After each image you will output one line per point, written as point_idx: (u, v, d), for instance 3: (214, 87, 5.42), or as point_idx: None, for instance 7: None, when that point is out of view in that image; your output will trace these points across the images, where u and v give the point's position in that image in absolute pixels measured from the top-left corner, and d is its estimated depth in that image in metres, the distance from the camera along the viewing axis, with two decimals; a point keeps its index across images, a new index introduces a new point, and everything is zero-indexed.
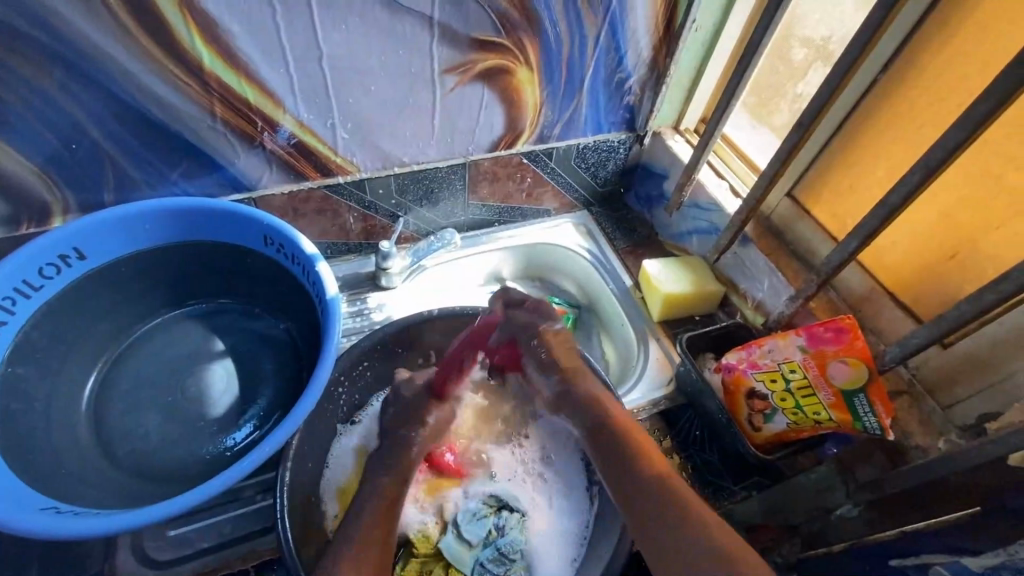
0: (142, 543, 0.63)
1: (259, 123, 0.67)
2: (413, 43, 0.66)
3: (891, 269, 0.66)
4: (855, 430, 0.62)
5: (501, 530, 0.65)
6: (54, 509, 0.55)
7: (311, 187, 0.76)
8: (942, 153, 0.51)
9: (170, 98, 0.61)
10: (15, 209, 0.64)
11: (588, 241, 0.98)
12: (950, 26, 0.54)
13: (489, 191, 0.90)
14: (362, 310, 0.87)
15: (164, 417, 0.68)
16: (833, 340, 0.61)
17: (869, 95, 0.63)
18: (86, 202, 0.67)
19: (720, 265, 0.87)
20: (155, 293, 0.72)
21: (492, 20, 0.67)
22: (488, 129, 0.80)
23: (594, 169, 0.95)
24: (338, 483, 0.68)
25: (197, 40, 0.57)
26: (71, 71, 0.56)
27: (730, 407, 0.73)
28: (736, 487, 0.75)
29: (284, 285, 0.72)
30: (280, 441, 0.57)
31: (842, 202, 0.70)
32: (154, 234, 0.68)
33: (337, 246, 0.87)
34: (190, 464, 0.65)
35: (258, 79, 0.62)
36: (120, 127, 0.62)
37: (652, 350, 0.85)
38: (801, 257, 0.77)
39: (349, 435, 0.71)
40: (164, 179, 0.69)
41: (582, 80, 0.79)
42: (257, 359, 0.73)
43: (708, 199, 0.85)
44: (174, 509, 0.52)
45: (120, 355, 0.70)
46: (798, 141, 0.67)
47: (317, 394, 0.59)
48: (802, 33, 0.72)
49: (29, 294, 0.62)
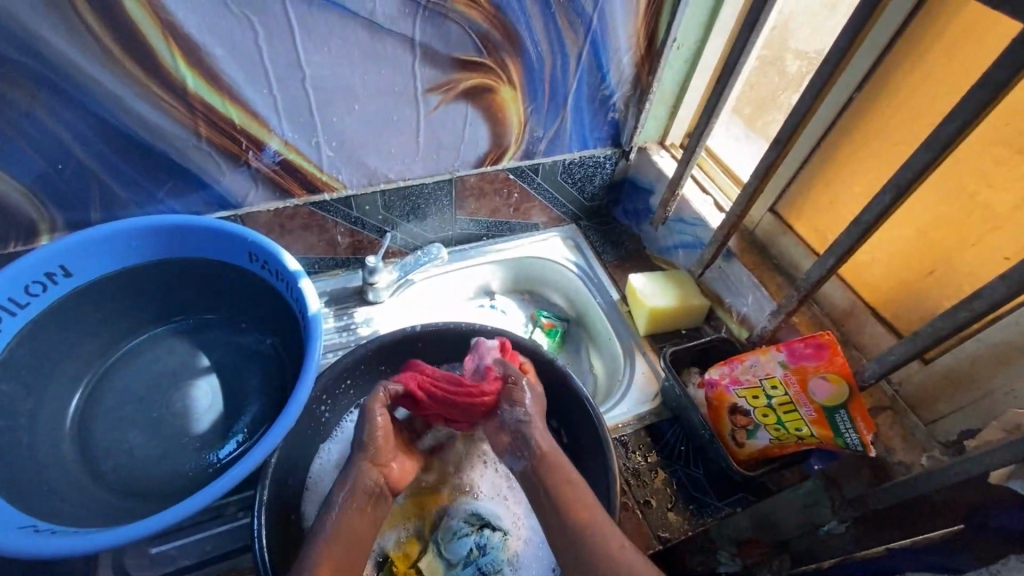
0: (123, 560, 0.63)
1: (244, 143, 0.68)
2: (396, 64, 0.67)
3: (872, 284, 0.66)
4: (837, 446, 0.61)
5: (483, 549, 0.65)
6: (33, 528, 0.54)
7: (297, 205, 0.77)
8: (912, 172, 0.51)
9: (155, 119, 0.62)
10: (1, 228, 0.65)
11: (575, 255, 0.98)
12: (921, 45, 0.55)
13: (476, 206, 0.90)
14: (348, 324, 0.87)
15: (147, 433, 0.68)
16: (814, 355, 0.61)
17: (846, 112, 0.64)
18: (73, 221, 0.68)
19: (705, 279, 0.87)
20: (140, 309, 0.73)
21: (473, 40, 0.68)
22: (473, 146, 0.81)
23: (581, 184, 0.95)
24: (320, 496, 0.67)
25: (180, 64, 0.58)
26: (57, 94, 0.57)
27: (714, 423, 0.72)
28: (720, 503, 0.73)
29: (269, 302, 0.73)
30: (260, 458, 0.57)
31: (822, 217, 0.71)
32: (141, 253, 0.69)
33: (325, 261, 0.87)
34: (172, 481, 0.65)
35: (242, 100, 0.64)
36: (105, 148, 0.63)
37: (638, 364, 0.85)
38: (784, 272, 0.77)
39: (327, 451, 0.71)
40: (151, 198, 0.70)
41: (566, 97, 0.80)
42: (241, 374, 0.73)
43: (693, 214, 0.86)
44: (149, 530, 0.52)
45: (105, 371, 0.71)
46: (776, 158, 0.67)
47: (297, 412, 0.59)
48: (796, 45, 0.73)
49: (15, 312, 0.62)
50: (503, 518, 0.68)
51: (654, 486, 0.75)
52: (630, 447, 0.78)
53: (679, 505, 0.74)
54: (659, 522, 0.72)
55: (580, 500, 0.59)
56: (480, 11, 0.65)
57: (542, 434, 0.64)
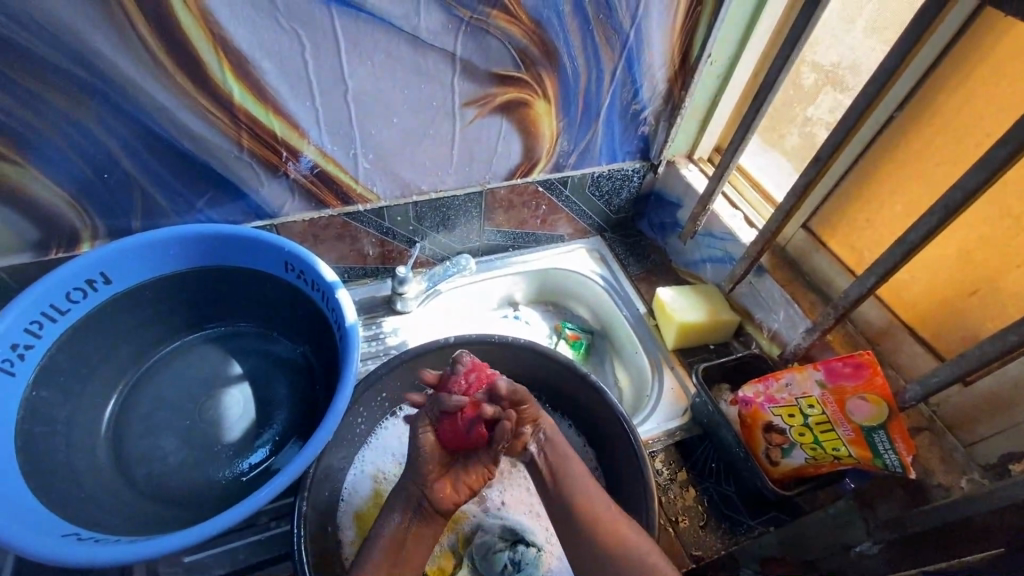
0: (157, 569, 0.63)
1: (284, 153, 0.68)
2: (436, 77, 0.67)
3: (910, 303, 0.66)
4: (875, 467, 0.61)
5: (518, 565, 0.64)
6: (75, 536, 0.55)
7: (331, 215, 0.77)
8: (961, 194, 0.51)
9: (199, 130, 0.63)
10: (45, 234, 0.65)
11: (601, 267, 0.98)
12: (968, 67, 0.55)
13: (504, 217, 0.91)
14: (378, 334, 0.87)
15: (182, 441, 0.68)
16: (852, 374, 0.60)
17: (886, 131, 0.64)
18: (114, 228, 0.69)
19: (735, 294, 0.87)
20: (176, 316, 0.73)
21: (512, 55, 0.68)
22: (505, 158, 0.81)
23: (608, 197, 0.96)
24: (354, 509, 0.68)
25: (228, 75, 0.59)
26: (106, 104, 0.58)
27: (747, 441, 0.72)
28: (753, 522, 0.72)
29: (302, 313, 0.73)
30: (298, 471, 0.57)
31: (858, 236, 0.71)
32: (178, 261, 0.70)
33: (354, 270, 0.88)
34: (206, 488, 0.66)
35: (285, 112, 0.64)
36: (149, 157, 0.64)
37: (667, 379, 0.85)
38: (817, 289, 0.77)
39: (362, 457, 0.72)
40: (190, 208, 0.71)
41: (599, 111, 0.80)
42: (272, 383, 0.74)
43: (723, 229, 0.86)
44: (190, 540, 0.52)
45: (139, 378, 0.71)
46: (815, 176, 0.67)
47: (336, 422, 0.59)
48: (813, 58, 0.72)
49: (56, 319, 0.63)
50: (537, 534, 0.68)
51: (685, 503, 0.74)
52: (660, 462, 0.77)
53: (711, 522, 0.73)
54: (689, 540, 0.72)
55: (619, 530, 0.60)
56: (520, 27, 0.66)
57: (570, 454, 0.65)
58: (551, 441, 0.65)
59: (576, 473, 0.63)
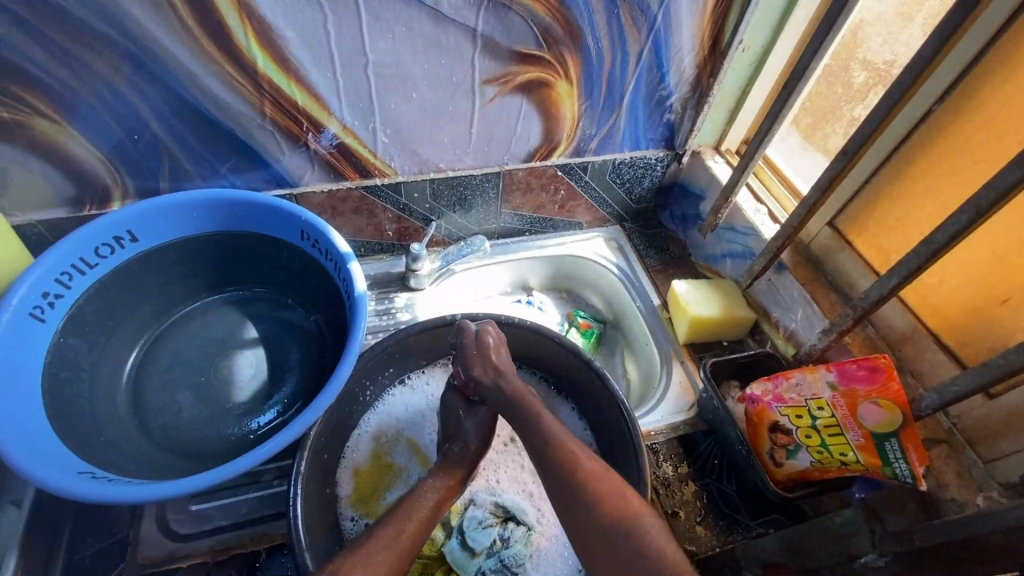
0: (166, 514, 0.67)
1: (306, 125, 0.70)
2: (456, 53, 0.67)
3: (936, 308, 0.63)
4: (884, 476, 0.58)
5: (506, 542, 0.66)
6: (91, 474, 0.57)
7: (349, 187, 0.79)
8: (995, 193, 0.48)
9: (224, 96, 0.65)
10: (79, 190, 0.69)
11: (618, 255, 0.97)
12: (1014, 60, 0.52)
13: (522, 201, 0.90)
14: (389, 308, 0.88)
15: (194, 397, 0.71)
16: (866, 378, 0.58)
17: (923, 126, 0.60)
18: (143, 188, 0.72)
19: (753, 290, 0.85)
20: (197, 278, 0.76)
21: (535, 34, 0.67)
22: (524, 140, 0.81)
23: (629, 185, 0.94)
24: (355, 465, 0.72)
25: (252, 44, 0.61)
26: (134, 65, 0.60)
27: (752, 439, 0.71)
28: (752, 522, 0.70)
29: (315, 280, 0.75)
30: (300, 431, 0.58)
31: (886, 235, 0.67)
32: (200, 224, 0.72)
33: (370, 245, 0.89)
34: (216, 442, 0.68)
35: (307, 83, 0.66)
36: (176, 120, 0.66)
37: (675, 373, 0.83)
38: (839, 289, 0.74)
39: (370, 418, 0.75)
40: (214, 172, 0.73)
41: (623, 95, 0.78)
42: (285, 348, 0.76)
43: (745, 223, 0.83)
44: (198, 486, 0.55)
45: (160, 334, 0.75)
46: (841, 170, 0.64)
47: (338, 387, 0.60)
48: (865, 55, 0.69)
49: (85, 272, 0.66)
50: (529, 513, 0.69)
51: (683, 497, 0.73)
52: (660, 456, 0.76)
53: (708, 519, 0.71)
54: (684, 534, 0.70)
55: (621, 498, 0.54)
56: (544, 4, 0.65)
57: (551, 421, 0.61)
58: (534, 413, 0.63)
59: (557, 431, 0.60)
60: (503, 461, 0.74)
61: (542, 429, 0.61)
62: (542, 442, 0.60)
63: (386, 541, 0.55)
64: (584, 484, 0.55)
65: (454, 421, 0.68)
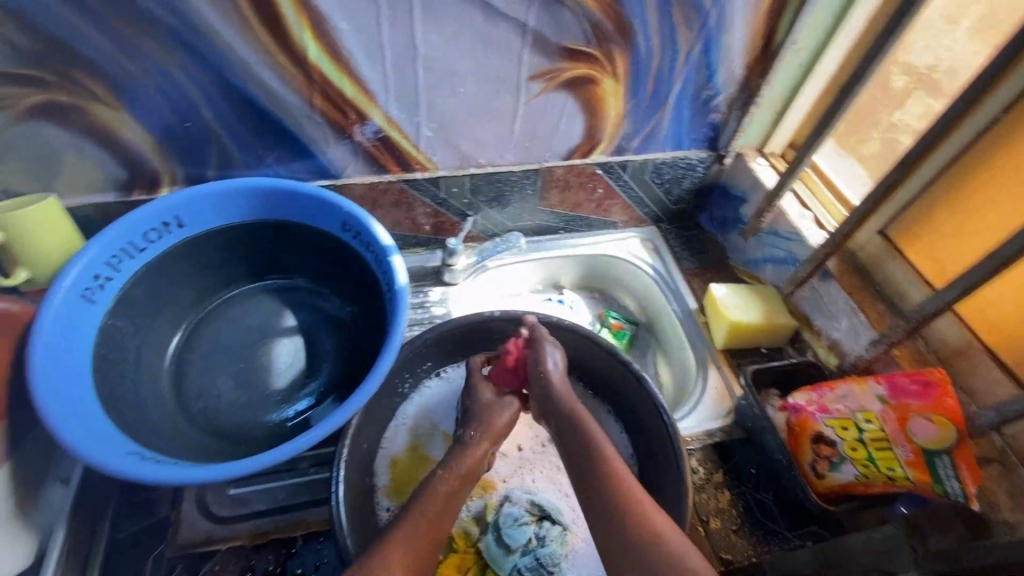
0: (206, 498, 0.68)
1: (352, 116, 0.70)
2: (505, 48, 0.67)
3: (993, 323, 0.61)
4: (934, 495, 0.56)
5: (542, 541, 0.66)
6: (138, 454, 0.58)
7: (390, 180, 0.79)
8: None
9: (275, 86, 0.65)
10: (130, 174, 0.70)
11: (653, 257, 0.95)
12: None
13: (559, 199, 0.89)
14: (424, 302, 0.88)
15: (234, 383, 0.72)
16: (919, 393, 0.57)
17: (989, 133, 0.58)
18: (190, 175, 0.73)
19: (794, 297, 0.83)
20: (239, 265, 0.77)
21: (585, 29, 0.66)
22: (566, 137, 0.80)
23: (669, 185, 0.93)
24: (392, 455, 0.72)
25: (306, 34, 0.61)
26: (189, 53, 0.61)
27: (793, 449, 0.69)
28: (790, 534, 0.69)
29: (354, 271, 0.75)
30: (341, 421, 0.58)
31: (942, 245, 0.65)
32: (244, 212, 0.73)
33: (407, 238, 0.89)
34: (254, 428, 0.69)
35: (356, 74, 0.66)
36: (227, 109, 0.67)
37: (711, 379, 0.82)
38: (888, 299, 0.71)
39: (406, 410, 0.75)
40: (260, 161, 0.74)
41: (668, 95, 0.77)
42: (323, 338, 0.77)
43: (789, 228, 0.81)
44: (242, 471, 0.56)
45: (202, 318, 0.76)
46: (900, 176, 0.62)
47: (379, 379, 0.60)
48: (909, 58, 0.68)
49: (134, 255, 0.67)
50: (563, 514, 0.69)
51: (720, 505, 0.72)
52: (696, 461, 0.75)
53: (744, 528, 0.70)
54: (719, 542, 0.69)
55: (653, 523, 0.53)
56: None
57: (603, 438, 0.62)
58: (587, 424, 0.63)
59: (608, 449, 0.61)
60: (541, 459, 0.74)
61: (592, 443, 0.62)
62: (590, 456, 0.61)
63: (423, 536, 0.55)
64: (616, 497, 0.56)
65: (484, 419, 0.67)
